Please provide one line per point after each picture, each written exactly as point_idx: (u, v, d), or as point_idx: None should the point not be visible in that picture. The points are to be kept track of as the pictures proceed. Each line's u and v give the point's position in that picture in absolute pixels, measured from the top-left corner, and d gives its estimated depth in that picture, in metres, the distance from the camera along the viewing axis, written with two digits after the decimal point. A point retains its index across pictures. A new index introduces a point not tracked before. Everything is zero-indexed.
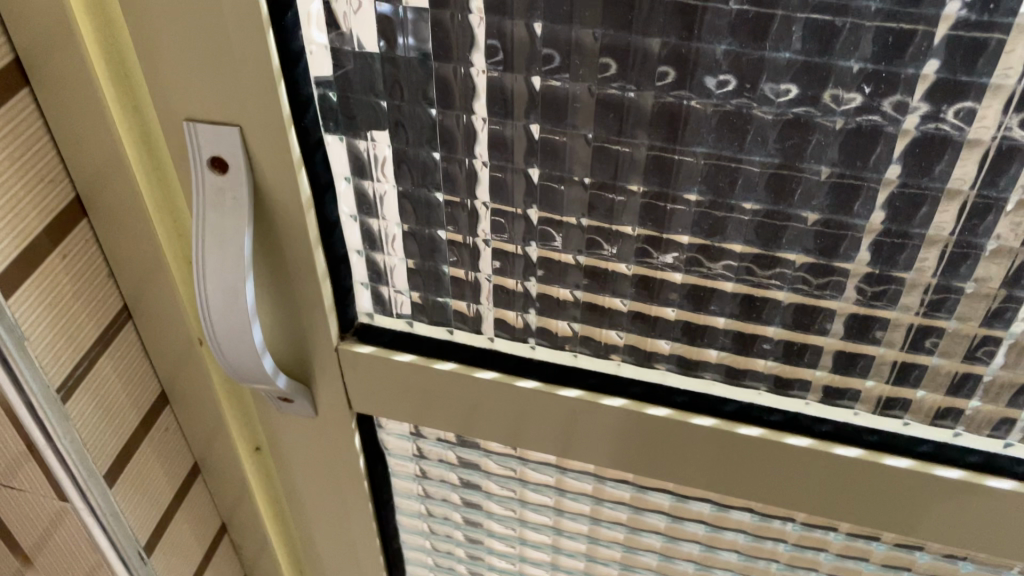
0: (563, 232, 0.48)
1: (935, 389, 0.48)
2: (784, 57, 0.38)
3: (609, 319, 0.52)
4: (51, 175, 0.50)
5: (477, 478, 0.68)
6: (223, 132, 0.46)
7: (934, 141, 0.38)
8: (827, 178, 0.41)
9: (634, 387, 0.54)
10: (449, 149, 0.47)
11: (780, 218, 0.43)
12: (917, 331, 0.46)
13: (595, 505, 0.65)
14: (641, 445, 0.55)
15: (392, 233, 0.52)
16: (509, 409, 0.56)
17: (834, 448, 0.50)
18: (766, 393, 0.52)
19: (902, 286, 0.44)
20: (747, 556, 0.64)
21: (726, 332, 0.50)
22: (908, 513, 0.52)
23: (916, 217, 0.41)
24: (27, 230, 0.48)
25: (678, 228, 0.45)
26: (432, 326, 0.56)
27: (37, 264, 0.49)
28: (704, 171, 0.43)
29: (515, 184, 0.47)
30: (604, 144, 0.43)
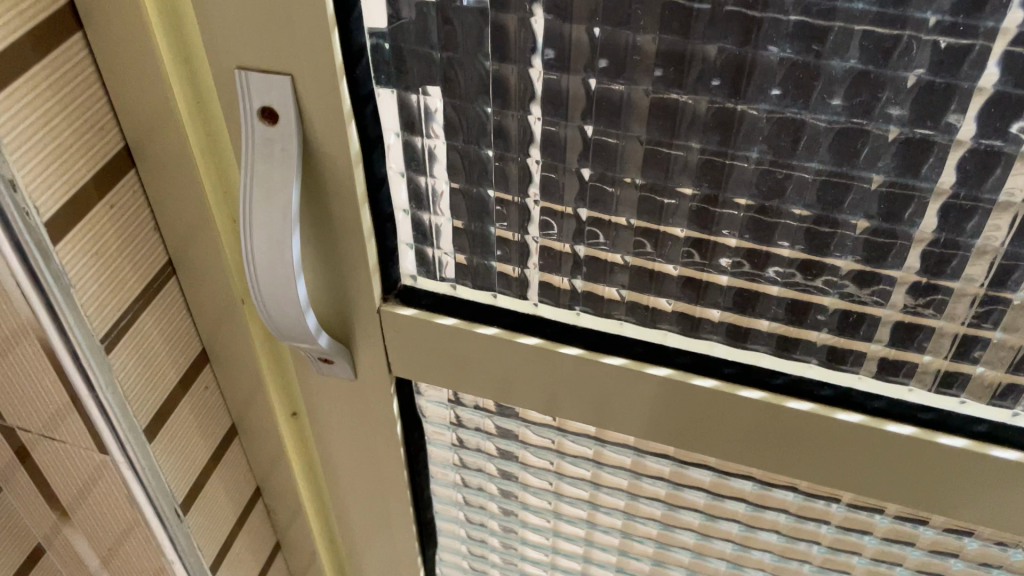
0: (615, 192, 0.47)
1: (996, 365, 0.47)
2: (858, 7, 0.36)
3: (658, 285, 0.51)
4: (102, 122, 0.50)
5: (515, 448, 0.67)
6: (275, 81, 0.45)
7: (1012, 100, 0.37)
8: (895, 137, 0.40)
9: (681, 357, 0.52)
10: (502, 103, 0.46)
11: (843, 179, 0.42)
12: (982, 303, 0.44)
13: (634, 480, 0.64)
14: (685, 417, 0.53)
15: (440, 191, 0.52)
16: (551, 377, 0.55)
17: (886, 425, 0.49)
18: (817, 366, 0.51)
19: (967, 254, 0.43)
20: (787, 537, 0.63)
21: (779, 301, 0.48)
22: (961, 497, 0.50)
23: (987, 181, 0.40)
24: (76, 176, 0.48)
25: (737, 189, 0.44)
26: (476, 290, 0.56)
27: (85, 212, 0.49)
28: (767, 128, 0.41)
29: (569, 140, 0.46)
30: (663, 96, 0.42)
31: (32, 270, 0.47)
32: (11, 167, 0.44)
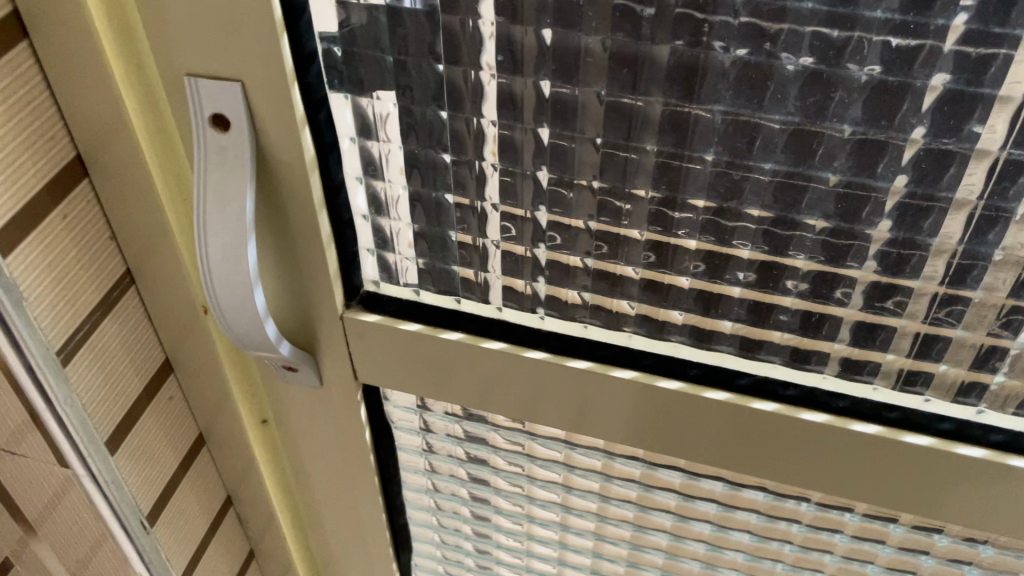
0: (573, 196, 0.47)
1: (958, 363, 0.47)
2: (807, 7, 0.36)
3: (620, 289, 0.51)
4: (52, 131, 0.48)
5: (485, 453, 0.67)
6: (224, 88, 0.45)
7: (964, 98, 0.36)
8: (850, 137, 0.39)
9: (646, 359, 0.52)
10: (456, 107, 0.45)
11: (799, 179, 0.42)
12: (941, 301, 0.44)
13: (605, 483, 0.64)
14: (653, 418, 0.53)
15: (397, 195, 0.51)
16: (517, 382, 0.55)
17: (851, 424, 0.49)
18: (782, 366, 0.50)
19: (925, 253, 0.42)
20: (759, 536, 0.63)
21: (741, 302, 0.48)
22: (927, 495, 0.50)
23: (941, 180, 0.39)
24: (28, 188, 0.47)
25: (695, 190, 0.44)
26: (439, 295, 0.55)
27: (39, 222, 0.48)
28: (722, 129, 0.41)
29: (524, 144, 0.45)
30: (616, 99, 0.42)
31: None
32: None
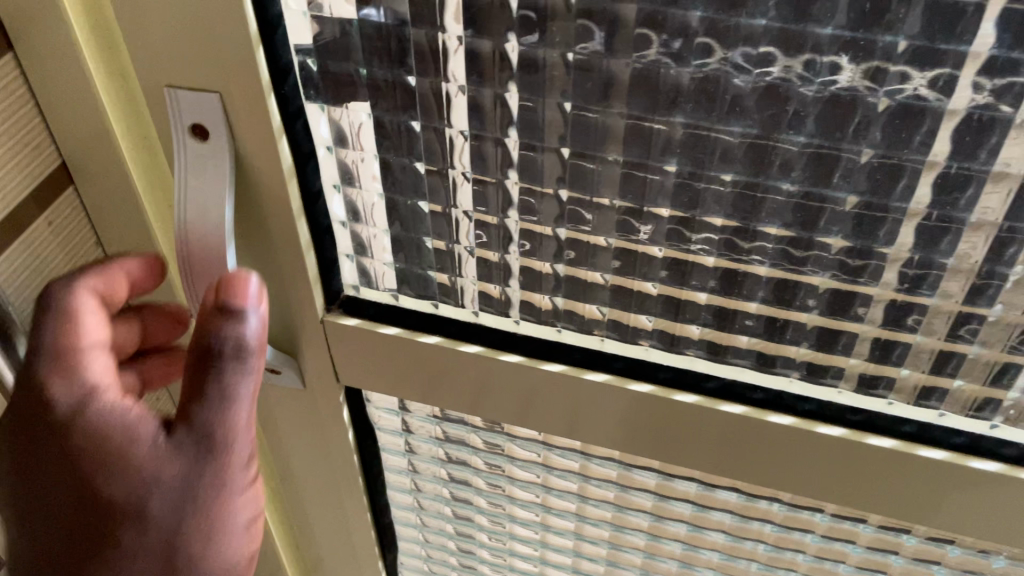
0: (541, 203, 0.48)
1: (918, 367, 0.48)
2: (760, 23, 0.37)
3: (592, 293, 0.52)
4: (37, 141, 0.49)
5: (466, 454, 0.68)
6: (203, 98, 0.46)
7: (913, 112, 0.38)
8: (805, 148, 0.40)
9: (617, 362, 0.53)
10: (427, 118, 0.46)
11: (759, 189, 0.43)
12: (898, 307, 0.45)
13: (582, 483, 0.65)
14: (624, 420, 0.54)
15: (373, 202, 0.52)
16: (494, 385, 0.56)
17: (817, 427, 0.50)
18: (750, 369, 0.52)
19: (882, 261, 0.44)
20: (733, 536, 0.64)
21: (708, 308, 0.50)
22: (891, 495, 0.52)
23: (895, 191, 0.41)
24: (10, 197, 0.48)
25: (659, 200, 0.45)
26: (418, 300, 0.57)
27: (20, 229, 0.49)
28: (684, 140, 0.42)
29: (493, 154, 0.47)
30: (581, 112, 0.43)
31: None
32: None
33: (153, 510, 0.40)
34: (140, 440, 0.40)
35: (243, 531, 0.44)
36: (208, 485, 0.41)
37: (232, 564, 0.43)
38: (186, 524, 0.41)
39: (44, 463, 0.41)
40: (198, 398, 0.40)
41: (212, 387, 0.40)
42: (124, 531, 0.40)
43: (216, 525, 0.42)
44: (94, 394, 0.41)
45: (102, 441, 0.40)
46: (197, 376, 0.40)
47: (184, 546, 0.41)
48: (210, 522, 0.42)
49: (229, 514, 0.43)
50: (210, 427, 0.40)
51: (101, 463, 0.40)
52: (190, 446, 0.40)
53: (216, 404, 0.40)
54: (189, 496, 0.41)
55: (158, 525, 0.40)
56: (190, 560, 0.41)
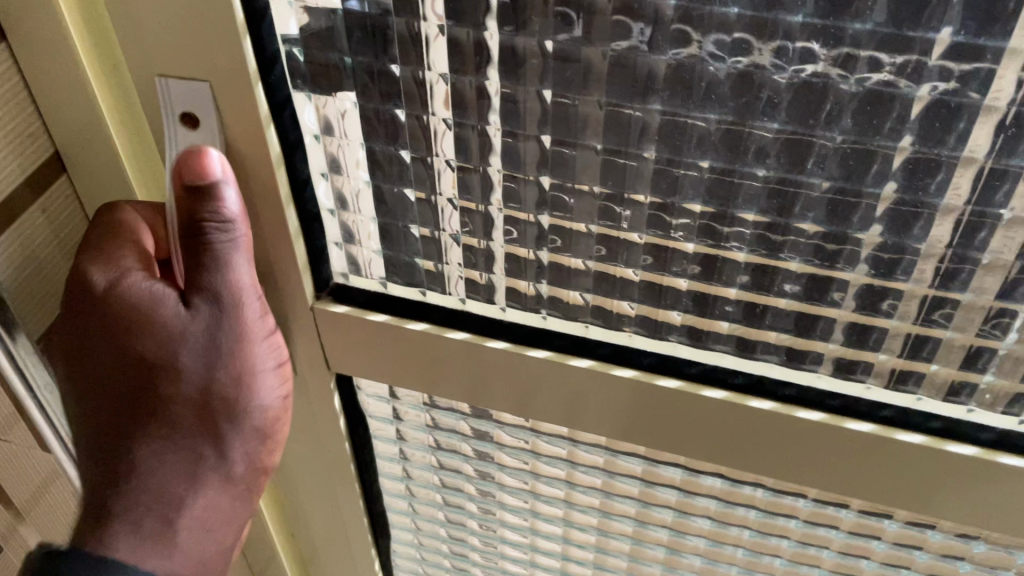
0: (522, 189, 0.49)
1: (893, 351, 0.49)
2: (732, 12, 0.38)
3: (575, 280, 0.53)
4: (30, 129, 0.50)
5: (456, 441, 0.69)
6: (192, 87, 0.47)
7: (883, 99, 0.38)
8: (778, 135, 0.41)
9: (602, 348, 0.54)
10: (412, 106, 0.47)
11: (735, 175, 0.44)
12: (873, 292, 0.46)
13: (570, 469, 0.66)
14: (609, 405, 0.55)
15: (359, 189, 0.53)
16: (481, 372, 0.57)
17: (796, 411, 0.51)
18: (730, 355, 0.52)
19: (856, 247, 0.45)
20: (719, 522, 0.65)
21: (688, 295, 0.50)
22: (870, 479, 0.53)
23: (868, 176, 0.41)
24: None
25: (638, 186, 0.46)
26: (406, 288, 0.57)
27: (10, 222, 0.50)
28: (661, 127, 0.43)
29: (475, 142, 0.48)
30: (561, 100, 0.44)
31: None
32: None
33: (186, 360, 0.48)
34: (169, 304, 0.47)
35: (273, 376, 0.53)
36: (228, 336, 0.48)
37: (272, 400, 0.54)
38: (216, 374, 0.49)
39: (94, 338, 0.48)
40: (201, 266, 0.45)
41: (209, 256, 0.45)
42: (167, 385, 0.48)
43: (244, 373, 0.51)
44: (126, 274, 0.47)
45: (137, 308, 0.47)
46: (193, 246, 0.44)
47: (218, 391, 0.50)
48: (236, 365, 0.50)
49: (259, 372, 0.52)
50: (220, 288, 0.46)
51: (140, 327, 0.47)
52: (208, 305, 0.47)
53: (217, 268, 0.45)
54: (215, 347, 0.48)
55: (192, 376, 0.49)
56: (226, 403, 0.50)
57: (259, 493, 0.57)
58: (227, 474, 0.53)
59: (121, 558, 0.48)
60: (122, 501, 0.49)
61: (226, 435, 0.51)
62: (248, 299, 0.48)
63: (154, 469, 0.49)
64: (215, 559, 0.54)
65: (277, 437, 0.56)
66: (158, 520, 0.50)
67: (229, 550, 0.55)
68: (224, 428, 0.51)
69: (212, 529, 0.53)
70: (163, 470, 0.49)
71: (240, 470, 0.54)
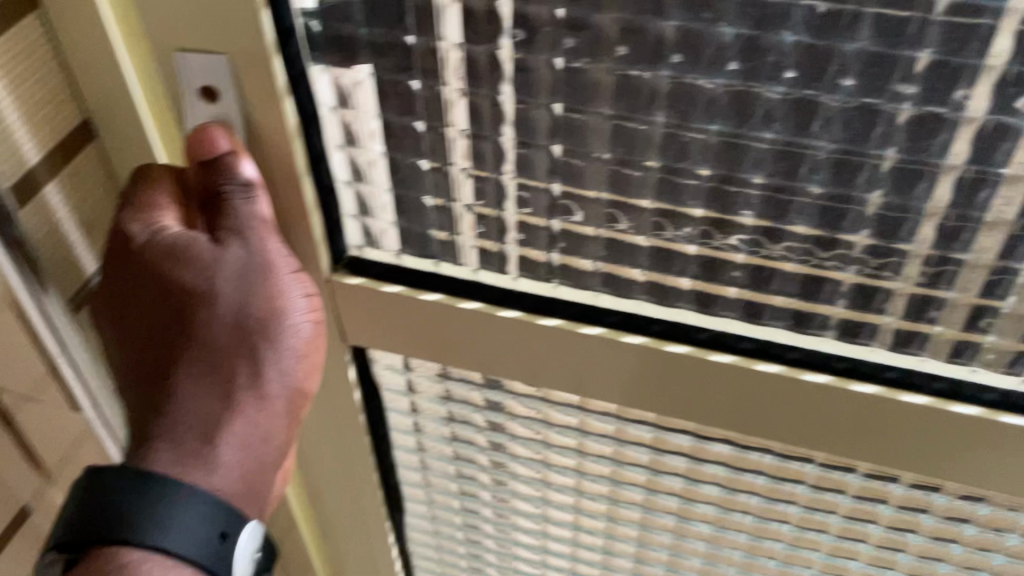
0: (534, 157, 0.50)
1: (897, 313, 0.50)
2: None
3: (585, 248, 0.54)
4: (58, 98, 0.51)
5: (469, 412, 0.70)
6: (210, 61, 0.48)
7: (885, 60, 0.40)
8: (785, 97, 0.42)
9: (611, 316, 0.55)
10: (427, 77, 0.48)
11: (742, 139, 0.45)
12: (879, 253, 0.47)
13: (582, 439, 0.68)
14: (619, 371, 0.57)
15: (373, 160, 0.54)
16: (495, 340, 0.58)
17: (803, 374, 0.52)
18: (737, 320, 0.54)
19: (860, 208, 0.45)
20: (727, 488, 0.66)
21: (695, 261, 0.52)
22: (875, 441, 0.54)
23: (871, 139, 0.42)
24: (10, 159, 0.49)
25: (646, 152, 0.47)
26: (420, 259, 0.58)
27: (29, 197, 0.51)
28: (669, 92, 0.44)
29: (489, 112, 0.49)
30: (571, 67, 0.45)
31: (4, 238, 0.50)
32: None
33: (220, 288, 0.49)
34: (203, 242, 0.49)
35: (305, 304, 0.51)
36: (259, 260, 0.49)
37: (297, 325, 0.51)
38: (249, 300, 0.49)
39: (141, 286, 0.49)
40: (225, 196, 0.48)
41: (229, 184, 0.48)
42: (202, 310, 0.49)
43: (279, 300, 0.50)
44: (164, 227, 0.49)
45: (174, 246, 0.49)
46: (212, 180, 0.48)
47: (255, 317, 0.49)
48: (270, 294, 0.50)
49: (292, 300, 0.51)
50: (243, 213, 0.48)
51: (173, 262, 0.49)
52: (238, 244, 0.49)
53: (240, 194, 0.48)
54: (247, 274, 0.49)
55: (227, 305, 0.49)
56: (259, 326, 0.50)
57: (296, 418, 0.54)
58: (262, 396, 0.50)
59: (162, 473, 0.48)
60: (173, 419, 0.49)
61: (260, 353, 0.50)
62: (270, 239, 0.50)
63: (186, 402, 0.49)
64: (255, 479, 0.51)
65: (312, 359, 0.53)
66: (201, 441, 0.49)
67: (269, 469, 0.52)
68: (261, 353, 0.50)
69: (266, 446, 0.51)
70: (196, 393, 0.49)
71: (279, 393, 0.51)
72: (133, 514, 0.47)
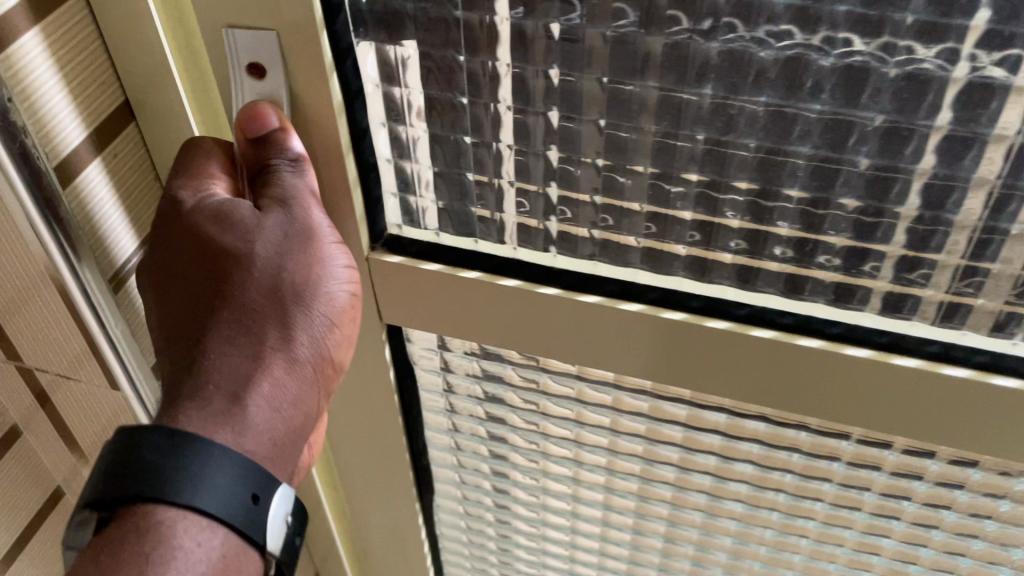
0: (579, 130, 0.50)
1: (939, 286, 0.50)
2: None
3: (628, 224, 0.54)
4: (102, 78, 0.52)
5: (503, 391, 0.71)
6: (261, 37, 0.48)
7: (937, 28, 0.40)
8: (836, 65, 0.42)
9: (651, 292, 0.56)
10: (472, 50, 0.49)
11: (790, 111, 0.45)
12: (925, 224, 0.47)
13: (616, 417, 0.68)
14: (658, 348, 0.57)
15: (417, 138, 0.55)
16: (533, 318, 0.59)
17: (844, 349, 0.52)
18: (777, 296, 0.54)
19: (908, 177, 0.46)
20: (761, 466, 0.67)
21: (739, 233, 0.52)
22: (915, 415, 0.54)
23: (921, 109, 0.43)
24: (55, 142, 0.49)
25: (693, 126, 0.48)
26: (459, 237, 0.59)
27: (70, 182, 0.51)
28: (718, 64, 0.44)
29: (537, 87, 0.49)
30: (621, 39, 0.45)
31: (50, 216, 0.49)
32: (25, 120, 0.47)
33: (260, 247, 0.48)
34: (245, 203, 0.48)
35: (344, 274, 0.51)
36: (302, 225, 0.49)
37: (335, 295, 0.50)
38: (288, 261, 0.48)
39: (180, 249, 0.48)
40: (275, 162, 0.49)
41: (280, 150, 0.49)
42: (240, 271, 0.48)
43: (320, 264, 0.49)
44: (212, 194, 0.49)
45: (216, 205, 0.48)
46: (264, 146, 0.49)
47: (295, 280, 0.48)
48: (310, 259, 0.49)
49: (330, 268, 0.50)
50: (291, 181, 0.49)
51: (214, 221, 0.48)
52: (282, 206, 0.48)
53: (290, 163, 0.49)
54: (290, 237, 0.48)
55: (266, 265, 0.48)
56: (297, 289, 0.48)
57: (325, 394, 0.52)
58: (294, 358, 0.48)
59: (194, 432, 0.45)
60: (206, 380, 0.46)
61: (295, 316, 0.48)
62: (314, 207, 0.50)
63: (219, 361, 0.46)
64: (283, 448, 0.48)
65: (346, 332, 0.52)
66: (227, 400, 0.46)
67: (297, 442, 0.50)
68: (298, 316, 0.48)
69: (296, 414, 0.49)
70: (228, 351, 0.47)
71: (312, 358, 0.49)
72: (161, 473, 0.43)
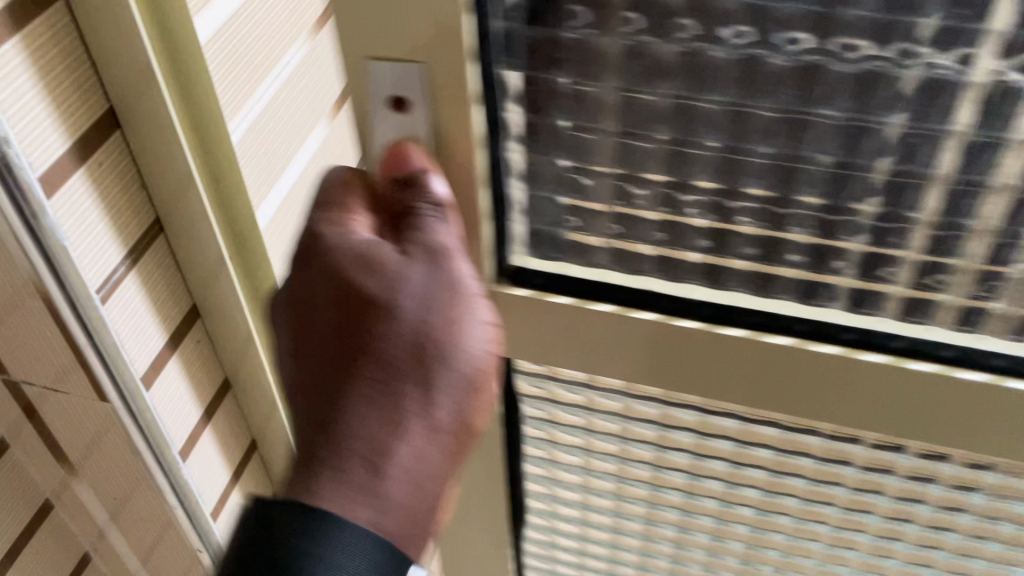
0: (642, 144, 0.49)
1: (1014, 301, 0.49)
2: None
3: (686, 241, 0.53)
4: (81, 78, 0.46)
5: (547, 407, 0.70)
6: (406, 70, 0.47)
7: (1020, 40, 0.39)
8: (917, 77, 0.42)
9: (706, 307, 0.55)
10: (534, 66, 0.48)
11: (864, 123, 0.44)
12: (999, 240, 0.47)
13: (663, 431, 0.68)
14: (716, 365, 0.56)
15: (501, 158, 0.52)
16: (587, 336, 0.58)
17: (908, 363, 0.52)
18: (842, 312, 0.53)
19: (984, 190, 0.45)
20: (813, 481, 0.67)
21: (802, 247, 0.51)
22: (978, 428, 0.54)
23: (1001, 119, 0.42)
24: (33, 149, 0.43)
25: (763, 141, 0.47)
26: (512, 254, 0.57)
27: (52, 191, 0.44)
28: (791, 76, 0.44)
29: (608, 100, 0.48)
30: (693, 51, 0.44)
31: (31, 224, 0.44)
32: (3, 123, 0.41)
33: (402, 300, 0.46)
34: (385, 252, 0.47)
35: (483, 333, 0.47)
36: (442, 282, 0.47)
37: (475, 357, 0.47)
38: (431, 316, 0.46)
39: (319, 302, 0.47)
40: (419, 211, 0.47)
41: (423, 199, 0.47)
42: (384, 325, 0.45)
43: (457, 324, 0.46)
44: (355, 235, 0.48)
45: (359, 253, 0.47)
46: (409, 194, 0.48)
47: (434, 338, 0.46)
48: (449, 316, 0.46)
49: (470, 328, 0.47)
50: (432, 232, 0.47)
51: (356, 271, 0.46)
52: (424, 258, 0.47)
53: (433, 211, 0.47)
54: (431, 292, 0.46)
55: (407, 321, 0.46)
56: (440, 349, 0.46)
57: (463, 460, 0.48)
58: (435, 424, 0.45)
59: (331, 507, 0.42)
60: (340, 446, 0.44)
61: (436, 377, 0.45)
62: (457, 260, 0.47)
63: (356, 427, 0.44)
64: (422, 519, 0.45)
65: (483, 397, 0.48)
66: (367, 467, 0.44)
67: (433, 512, 0.47)
68: (437, 378, 0.45)
69: (433, 483, 0.46)
70: (367, 413, 0.44)
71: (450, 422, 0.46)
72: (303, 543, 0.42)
